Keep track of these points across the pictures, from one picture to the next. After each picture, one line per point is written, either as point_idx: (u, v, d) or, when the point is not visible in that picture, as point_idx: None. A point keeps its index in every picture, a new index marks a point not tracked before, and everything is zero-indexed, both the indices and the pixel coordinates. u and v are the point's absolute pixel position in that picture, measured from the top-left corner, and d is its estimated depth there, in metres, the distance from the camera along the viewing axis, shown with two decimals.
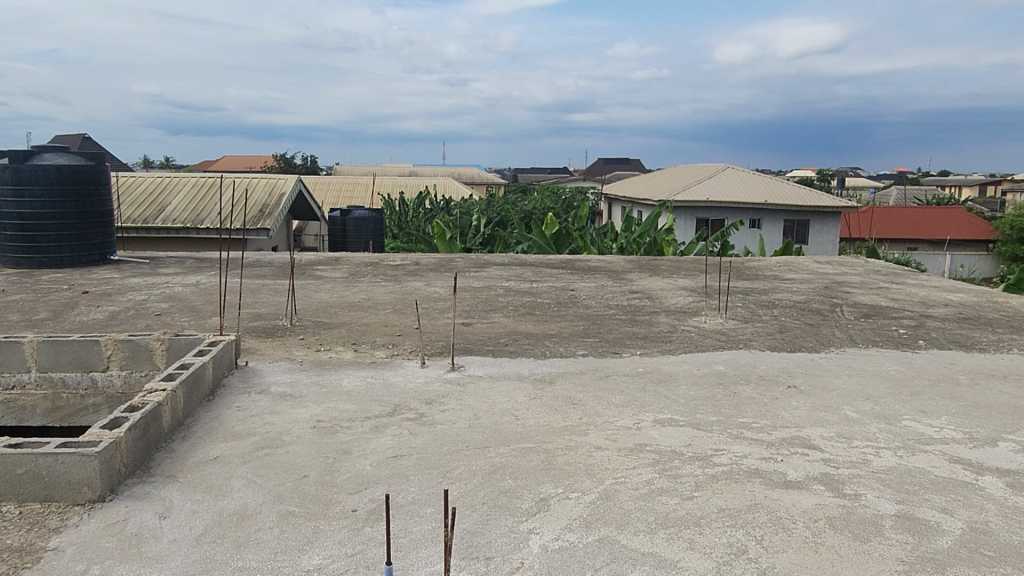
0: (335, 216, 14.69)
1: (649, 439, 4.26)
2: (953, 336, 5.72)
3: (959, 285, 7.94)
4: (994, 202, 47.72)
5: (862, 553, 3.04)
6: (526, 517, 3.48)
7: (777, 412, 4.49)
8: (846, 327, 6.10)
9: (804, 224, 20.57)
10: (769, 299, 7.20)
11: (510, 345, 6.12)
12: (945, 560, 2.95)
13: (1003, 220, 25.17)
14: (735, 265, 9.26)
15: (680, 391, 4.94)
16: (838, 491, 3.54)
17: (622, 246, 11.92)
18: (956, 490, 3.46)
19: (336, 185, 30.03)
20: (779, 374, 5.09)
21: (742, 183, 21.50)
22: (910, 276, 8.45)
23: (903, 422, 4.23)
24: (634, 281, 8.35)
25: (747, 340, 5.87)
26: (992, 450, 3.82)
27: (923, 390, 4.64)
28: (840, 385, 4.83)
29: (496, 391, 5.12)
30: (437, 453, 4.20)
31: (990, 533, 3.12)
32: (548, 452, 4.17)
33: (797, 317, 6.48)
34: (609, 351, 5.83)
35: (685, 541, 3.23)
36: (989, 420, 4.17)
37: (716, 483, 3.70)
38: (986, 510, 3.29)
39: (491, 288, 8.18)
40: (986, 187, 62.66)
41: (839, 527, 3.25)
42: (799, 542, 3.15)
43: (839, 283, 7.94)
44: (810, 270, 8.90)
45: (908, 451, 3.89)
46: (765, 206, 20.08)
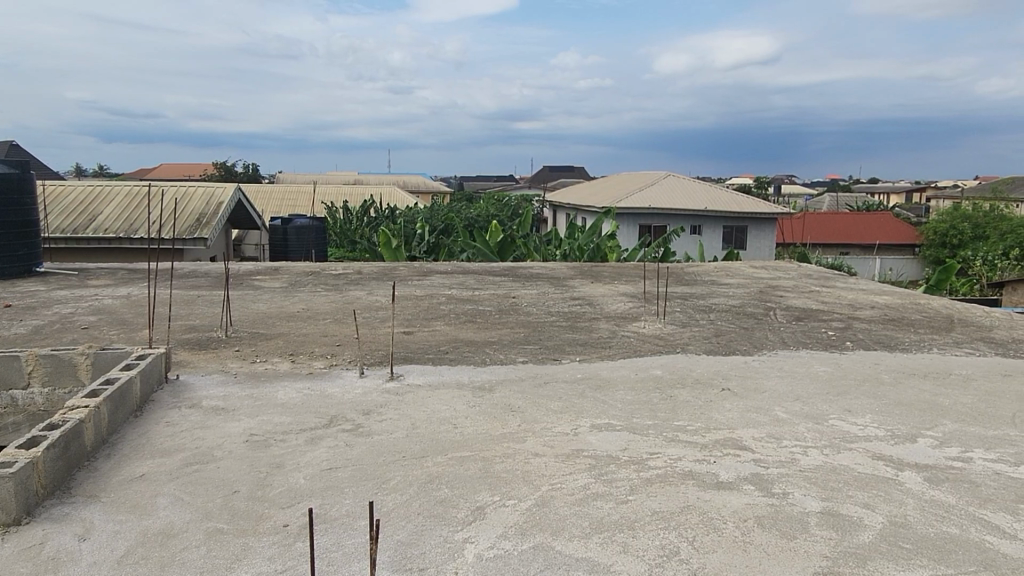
0: (275, 225, 14.34)
1: (586, 444, 4.29)
2: (878, 337, 5.92)
3: (885, 288, 8.23)
4: (921, 208, 49.79)
5: (788, 551, 3.11)
6: (461, 526, 3.45)
7: (711, 415, 4.57)
8: (778, 330, 6.25)
9: (742, 230, 21.10)
10: (706, 304, 7.35)
11: (451, 353, 6.08)
12: (866, 555, 3.04)
13: (927, 225, 26.32)
14: (675, 271, 9.42)
15: (618, 396, 4.98)
16: (767, 491, 3.62)
17: (565, 253, 12.03)
18: (878, 486, 3.57)
19: (279, 193, 29.50)
20: (713, 377, 5.19)
21: (683, 190, 21.96)
22: (839, 279, 8.74)
23: (830, 421, 4.35)
24: (575, 288, 8.41)
25: (684, 344, 5.97)
26: (912, 446, 3.95)
27: (849, 390, 4.78)
28: (772, 387, 4.94)
29: (434, 400, 5.08)
30: (373, 463, 4.14)
31: (908, 526, 3.22)
32: (485, 460, 4.14)
33: (732, 321, 6.63)
34: (548, 358, 5.84)
35: (619, 545, 3.25)
36: (910, 417, 4.32)
37: (651, 487, 3.74)
38: (905, 504, 3.40)
39: (433, 295, 8.14)
40: (913, 196, 65.43)
41: (768, 525, 3.31)
42: (729, 542, 3.20)
43: (773, 288, 8.15)
44: (746, 275, 9.12)
45: (834, 449, 4.00)
46: (705, 213, 20.53)
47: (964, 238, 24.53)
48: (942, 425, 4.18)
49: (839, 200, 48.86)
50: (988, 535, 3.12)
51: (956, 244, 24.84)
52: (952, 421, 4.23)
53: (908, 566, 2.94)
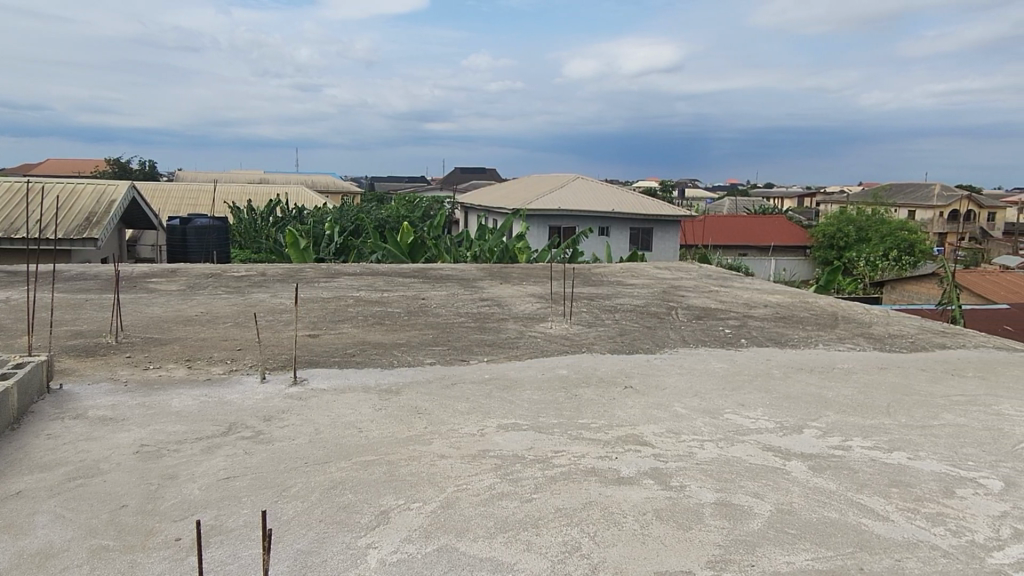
0: (173, 224, 13.69)
1: (492, 444, 4.30)
2: (770, 334, 6.22)
3: (777, 287, 8.67)
4: (812, 211, 52.80)
5: (683, 541, 3.22)
6: (364, 532, 3.39)
7: (614, 412, 4.68)
8: (679, 328, 6.48)
9: (648, 232, 21.77)
10: (611, 304, 7.53)
11: (358, 356, 5.97)
12: (755, 541, 3.19)
13: (817, 228, 27.94)
14: (582, 272, 9.60)
15: (524, 396, 5.02)
16: (666, 484, 3.74)
17: (476, 254, 12.06)
18: (767, 476, 3.76)
19: (177, 192, 28.15)
20: (616, 375, 5.32)
21: (592, 192, 22.43)
22: (736, 279, 9.15)
23: (725, 415, 4.54)
24: (485, 289, 8.43)
25: (590, 344, 6.09)
26: (799, 437, 4.17)
27: (743, 385, 5.01)
28: (672, 383, 5.11)
29: (339, 404, 4.97)
30: (273, 471, 4.01)
31: (793, 513, 3.40)
32: (390, 464, 4.09)
33: (636, 320, 6.82)
34: (456, 359, 5.83)
35: (523, 543, 3.27)
36: (797, 409, 4.57)
37: (554, 484, 3.79)
38: (791, 492, 3.59)
39: (340, 298, 7.98)
40: (805, 200, 69.34)
41: (665, 518, 3.42)
42: (628, 536, 3.29)
43: (675, 288, 8.44)
44: (650, 275, 9.40)
45: (728, 442, 4.17)
46: (612, 215, 21.05)
47: (849, 240, 26.19)
48: (825, 416, 4.44)
49: (738, 203, 51.04)
50: (864, 518, 3.31)
51: (842, 245, 26.46)
52: (835, 412, 4.49)
53: (792, 550, 3.10)
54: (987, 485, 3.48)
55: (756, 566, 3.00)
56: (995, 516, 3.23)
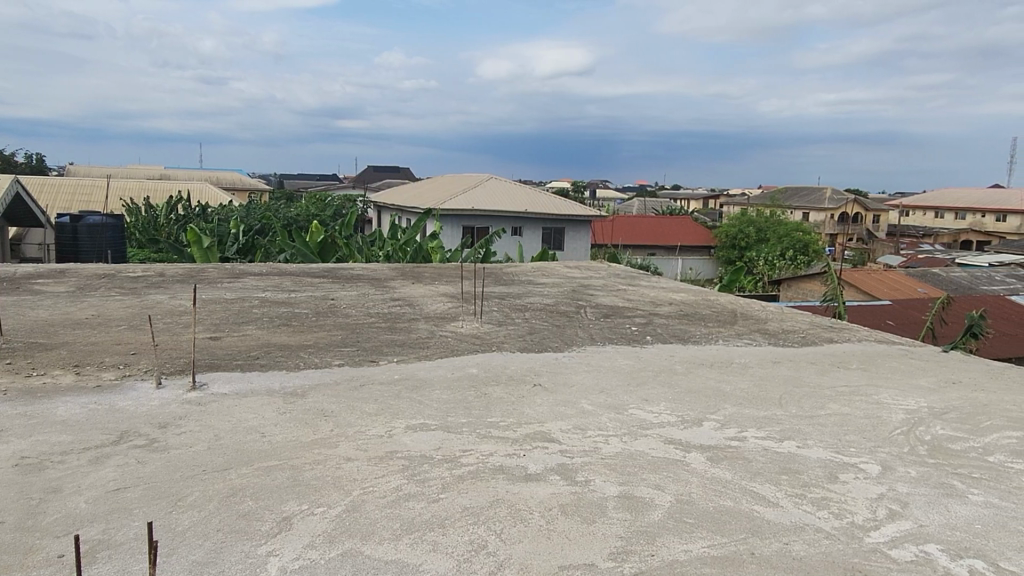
0: (62, 222, 12.86)
1: (400, 445, 4.26)
2: (674, 331, 6.43)
3: (681, 285, 8.97)
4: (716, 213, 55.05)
5: (588, 535, 3.28)
6: (265, 540, 3.28)
7: (523, 410, 4.72)
8: (587, 327, 6.60)
9: (559, 232, 22.10)
10: (522, 303, 7.59)
11: (262, 358, 5.79)
12: (655, 532, 3.29)
13: (720, 228, 29.13)
14: (494, 271, 9.65)
15: (433, 396, 5.00)
16: (571, 479, 3.80)
17: (388, 254, 11.91)
18: (667, 468, 3.88)
19: (68, 186, 26.48)
20: (525, 374, 5.36)
21: (505, 192, 22.56)
22: (643, 278, 9.42)
23: (629, 410, 4.65)
24: (396, 289, 8.33)
25: (500, 343, 6.12)
26: (698, 429, 4.33)
27: (647, 381, 5.16)
28: (579, 380, 5.21)
29: (241, 408, 4.80)
30: (168, 480, 3.83)
31: (691, 503, 3.53)
32: (294, 468, 3.98)
33: (545, 319, 6.90)
34: (365, 359, 5.74)
35: (428, 544, 3.25)
36: (697, 403, 4.74)
37: (462, 484, 3.79)
38: (690, 482, 3.72)
39: (244, 298, 7.71)
40: (710, 202, 72.15)
41: (570, 512, 3.48)
42: (534, 532, 3.32)
43: (584, 287, 8.59)
44: (560, 274, 9.54)
45: (632, 436, 4.29)
46: (525, 215, 21.25)
47: (750, 241, 27.44)
48: (723, 408, 4.63)
49: (646, 204, 52.56)
50: (757, 505, 3.46)
51: (743, 245, 27.70)
52: (732, 404, 4.69)
53: (690, 538, 3.22)
54: (866, 469, 3.71)
55: (655, 555, 3.09)
56: (874, 498, 3.45)
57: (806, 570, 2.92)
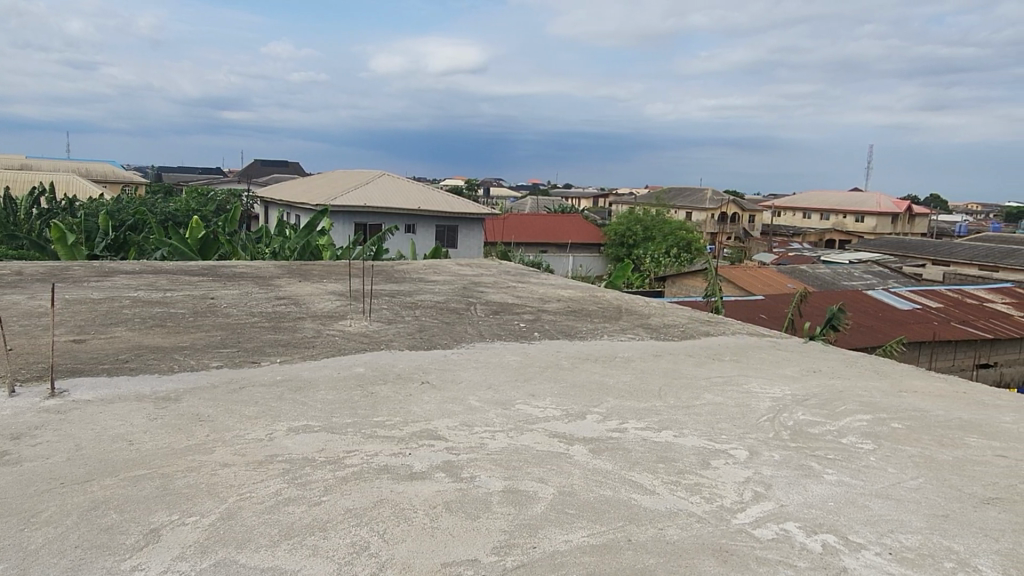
0: None
1: (280, 449, 4.11)
2: (561, 327, 6.56)
3: (569, 282, 9.17)
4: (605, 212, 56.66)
5: (471, 531, 3.29)
6: (129, 554, 3.09)
7: (410, 408, 4.68)
8: (476, 323, 6.62)
9: (453, 229, 22.10)
10: (412, 300, 7.52)
11: (132, 362, 5.44)
12: (537, 524, 3.34)
13: (610, 227, 30.02)
14: (385, 269, 9.51)
15: (317, 396, 4.87)
16: (456, 476, 3.80)
17: (275, 251, 11.53)
18: (551, 461, 3.95)
19: None
20: (413, 372, 5.32)
21: (399, 189, 22.30)
22: (533, 275, 9.56)
23: (515, 406, 4.71)
24: (281, 287, 8.06)
25: (389, 341, 6.04)
26: (582, 422, 4.44)
27: (534, 376, 5.23)
28: (467, 377, 5.22)
29: (107, 415, 4.50)
30: (21, 496, 3.53)
31: (573, 494, 3.61)
32: (165, 477, 3.77)
33: (435, 316, 6.87)
34: (246, 361, 5.52)
35: (308, 548, 3.17)
36: (581, 397, 4.85)
37: (345, 485, 3.71)
38: (572, 474, 3.81)
39: (114, 298, 7.22)
40: (601, 202, 74.16)
41: (454, 509, 3.48)
42: (417, 530, 3.30)
43: (475, 284, 8.62)
44: (451, 272, 9.53)
45: (517, 431, 4.34)
46: (419, 212, 21.11)
47: (637, 239, 28.45)
48: (606, 401, 4.76)
49: (539, 203, 53.41)
50: (634, 493, 3.59)
51: (631, 243, 28.67)
52: (615, 397, 4.83)
53: (570, 529, 3.29)
54: (736, 455, 3.93)
55: (537, 547, 3.14)
56: (741, 481, 3.65)
57: (678, 554, 3.05)
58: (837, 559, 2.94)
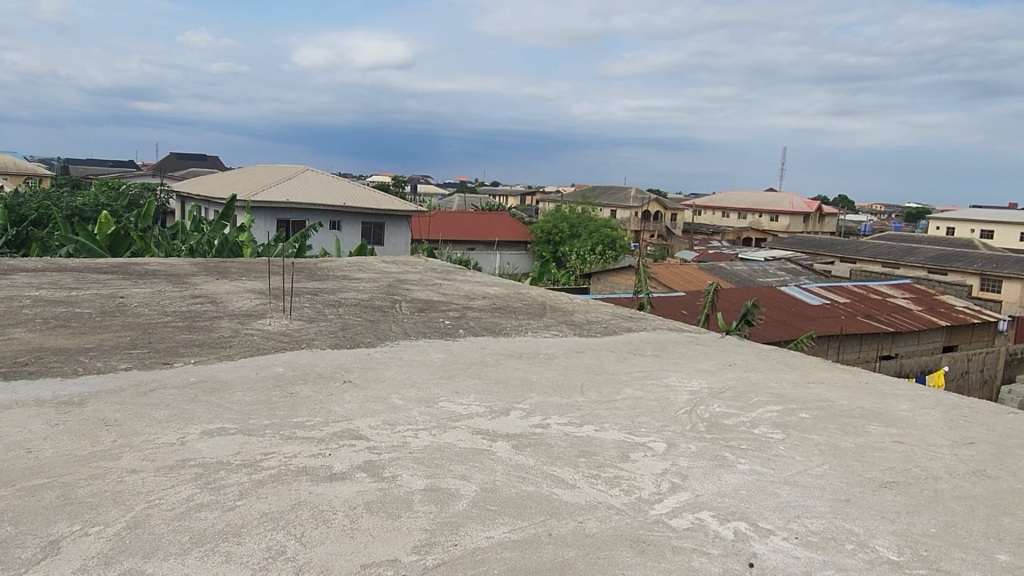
0: None
1: (193, 453, 3.96)
2: (486, 324, 6.57)
3: (496, 279, 9.19)
4: (533, 210, 57.16)
5: (391, 530, 3.25)
6: (24, 569, 2.91)
7: (331, 407, 4.59)
8: (400, 321, 6.56)
9: (379, 226, 21.82)
10: (335, 298, 7.38)
11: (31, 365, 5.13)
12: (459, 522, 3.33)
13: (537, 224, 30.30)
14: (307, 266, 9.30)
15: (234, 398, 4.71)
16: (378, 476, 3.75)
17: (191, 248, 11.11)
18: (473, 458, 3.95)
19: None
20: (335, 371, 5.22)
21: (323, 185, 21.84)
22: (459, 272, 9.53)
23: (439, 403, 4.68)
24: (197, 286, 7.76)
25: (310, 340, 5.90)
26: (505, 419, 4.45)
27: (458, 373, 5.22)
28: (390, 375, 5.15)
29: (2, 422, 4.22)
30: None
31: (495, 490, 3.62)
32: (66, 485, 3.57)
33: (358, 314, 6.76)
34: (157, 362, 5.29)
35: (220, 555, 3.06)
36: (505, 393, 4.87)
37: (261, 488, 3.61)
38: (495, 471, 3.81)
39: (12, 298, 6.78)
40: (529, 200, 74.70)
41: (375, 509, 3.43)
42: (337, 532, 3.24)
43: (401, 281, 8.53)
44: (376, 270, 9.40)
45: (441, 428, 4.32)
46: (344, 209, 20.75)
47: (564, 236, 28.84)
48: (530, 398, 4.79)
49: (467, 200, 53.31)
50: (555, 488, 3.63)
51: (558, 240, 29.00)
52: (538, 394, 4.87)
53: (492, 525, 3.29)
54: (654, 447, 4.02)
55: (458, 545, 3.13)
56: (658, 473, 3.74)
57: (597, 546, 3.10)
58: (748, 546, 3.05)
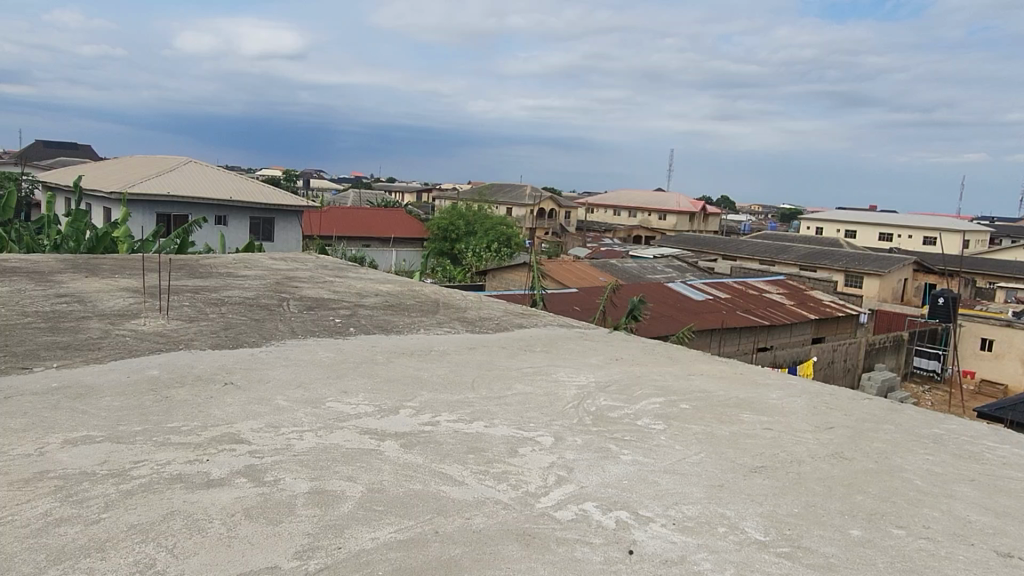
0: None
1: (53, 464, 3.67)
2: (378, 322, 6.47)
3: (388, 276, 9.06)
4: (428, 207, 56.80)
5: (272, 536, 3.14)
6: None
7: (210, 411, 4.38)
8: (288, 320, 6.35)
9: (269, 221, 21.06)
10: (218, 297, 7.06)
11: None
12: (344, 524, 3.26)
13: (433, 221, 30.23)
14: (188, 264, 8.83)
15: (101, 403, 4.41)
16: (259, 481, 3.61)
17: (56, 244, 10.31)
18: (360, 459, 3.87)
19: None
20: (216, 372, 4.98)
21: (208, 178, 20.83)
22: (351, 269, 9.34)
23: (326, 404, 4.56)
24: (62, 284, 7.20)
25: (189, 340, 5.61)
26: (394, 418, 4.39)
27: (347, 373, 5.11)
28: (275, 376, 4.98)
29: None
30: None
31: (382, 490, 3.56)
32: None
33: (242, 313, 6.49)
34: (15, 366, 4.87)
35: (80, 573, 2.84)
36: (395, 392, 4.81)
37: (130, 499, 3.39)
38: (382, 470, 3.76)
39: None
40: (426, 197, 74.20)
41: (255, 515, 3.30)
42: (212, 541, 3.09)
43: (289, 279, 8.26)
44: (263, 267, 9.06)
45: (327, 429, 4.21)
46: (230, 203, 19.86)
47: (460, 233, 29.01)
48: (420, 395, 4.75)
49: (361, 196, 52.27)
50: (444, 485, 3.62)
51: (454, 237, 29.09)
52: (428, 391, 4.84)
53: (377, 526, 3.24)
54: (542, 441, 4.08)
55: (342, 548, 3.06)
56: (546, 466, 3.80)
57: (484, 541, 3.11)
58: (628, 534, 3.15)
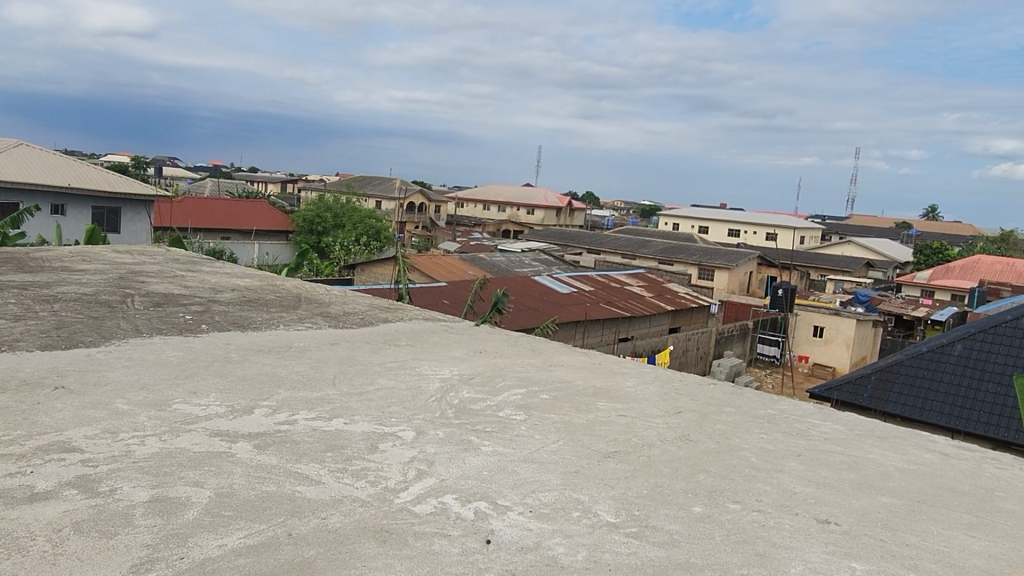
0: None
1: None
2: (233, 318, 6.16)
3: (246, 270, 8.65)
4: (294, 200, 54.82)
5: (106, 550, 2.91)
6: None
7: (37, 418, 3.99)
8: (132, 317, 5.91)
9: (114, 212, 19.55)
10: (50, 293, 6.44)
11: None
12: (188, 532, 3.07)
13: (299, 213, 29.16)
14: (15, 257, 8.00)
15: None
16: (91, 491, 3.33)
17: None
18: (208, 462, 3.67)
19: None
20: (45, 376, 4.55)
21: (42, 163, 19.00)
22: (205, 262, 8.84)
23: (173, 406, 4.29)
24: None
25: (13, 341, 5.09)
26: (248, 418, 4.20)
27: (197, 372, 4.82)
28: (115, 378, 4.61)
29: None
30: None
31: (232, 494, 3.40)
32: None
33: (78, 311, 5.97)
34: None
35: None
36: (250, 391, 4.59)
37: None
38: (232, 473, 3.58)
39: None
40: (292, 187, 71.54)
41: (86, 529, 3.04)
42: (35, 560, 2.82)
43: (135, 273, 7.69)
44: (105, 260, 8.39)
45: (173, 433, 3.95)
46: (69, 190, 18.24)
47: (327, 226, 28.14)
48: (276, 394, 4.56)
49: (220, 185, 49.56)
50: (299, 485, 3.50)
51: (321, 230, 28.19)
52: (285, 389, 4.66)
53: (225, 532, 3.08)
54: (402, 436, 4.04)
55: (185, 557, 2.89)
56: (406, 461, 3.76)
57: (339, 541, 3.03)
58: (486, 524, 3.18)
